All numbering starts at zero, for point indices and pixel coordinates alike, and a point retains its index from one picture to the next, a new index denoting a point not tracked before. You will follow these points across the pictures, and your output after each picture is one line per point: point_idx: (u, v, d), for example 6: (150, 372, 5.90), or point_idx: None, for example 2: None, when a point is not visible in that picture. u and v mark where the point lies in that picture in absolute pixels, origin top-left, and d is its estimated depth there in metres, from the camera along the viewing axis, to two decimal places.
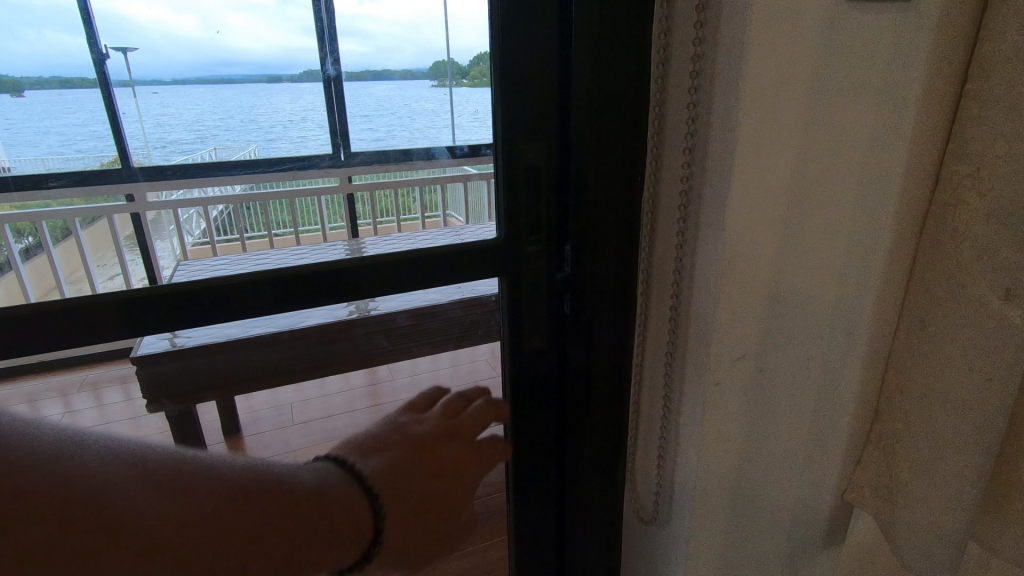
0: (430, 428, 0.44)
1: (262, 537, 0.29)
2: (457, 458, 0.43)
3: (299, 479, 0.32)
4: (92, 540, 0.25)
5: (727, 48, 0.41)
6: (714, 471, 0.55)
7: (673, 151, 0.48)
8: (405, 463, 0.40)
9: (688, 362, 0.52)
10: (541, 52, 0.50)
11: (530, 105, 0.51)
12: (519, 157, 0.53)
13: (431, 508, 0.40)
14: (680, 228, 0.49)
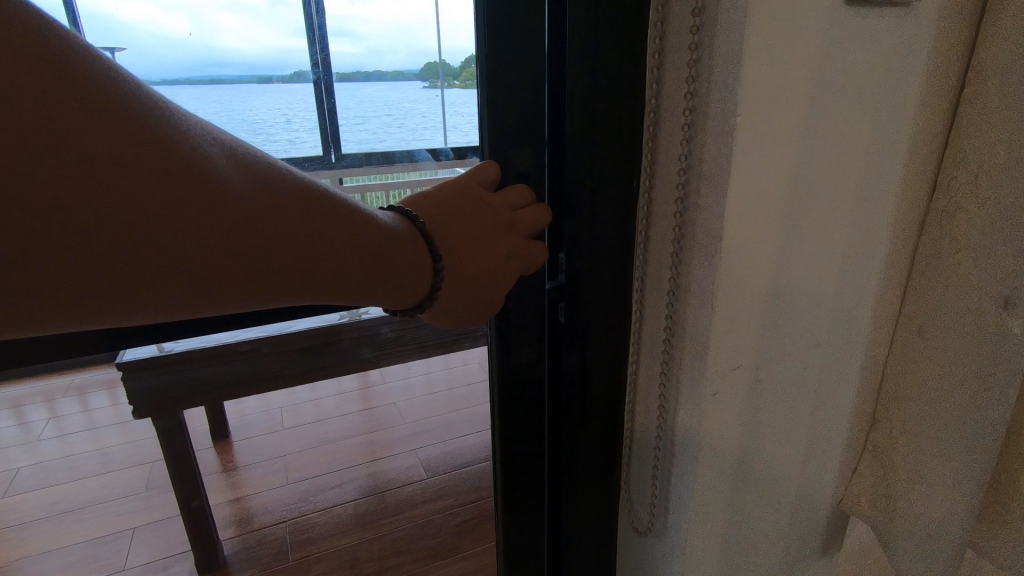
0: (502, 206, 0.50)
1: (353, 256, 0.41)
2: (518, 242, 0.51)
3: (379, 222, 0.43)
4: (210, 202, 0.33)
5: (724, 54, 0.40)
6: (710, 481, 0.54)
7: (668, 157, 0.47)
8: (488, 241, 0.49)
9: (683, 372, 0.51)
10: (531, 57, 0.49)
11: (520, 110, 0.50)
12: (507, 162, 0.52)
13: (491, 274, 0.50)
14: (676, 236, 0.48)
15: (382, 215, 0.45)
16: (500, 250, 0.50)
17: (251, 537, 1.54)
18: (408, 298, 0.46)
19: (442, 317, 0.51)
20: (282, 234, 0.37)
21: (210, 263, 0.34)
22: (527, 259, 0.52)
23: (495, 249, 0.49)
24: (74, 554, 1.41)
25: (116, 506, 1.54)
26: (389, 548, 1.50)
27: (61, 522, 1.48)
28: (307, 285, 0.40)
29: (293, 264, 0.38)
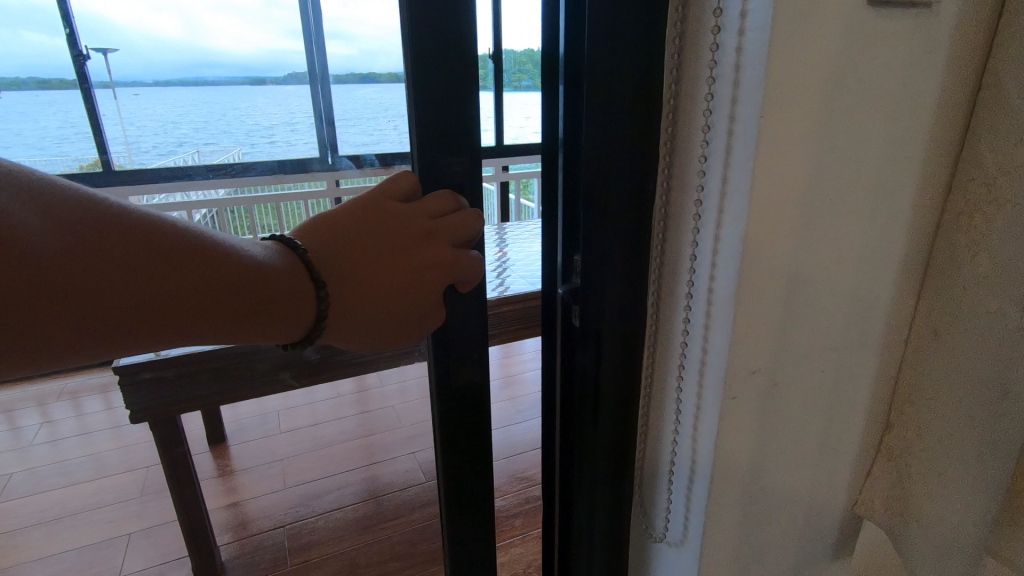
0: (422, 216, 0.49)
1: (224, 305, 0.37)
2: (446, 251, 0.50)
3: (240, 257, 0.38)
4: (26, 275, 0.30)
5: (747, 51, 0.40)
6: (728, 484, 0.54)
7: (688, 157, 0.47)
8: (406, 256, 0.48)
9: (701, 375, 0.50)
10: (459, 56, 0.48)
11: (451, 112, 0.49)
12: (441, 173, 0.51)
13: (419, 288, 0.49)
14: (695, 237, 0.48)
15: (249, 248, 0.40)
16: (426, 262, 0.49)
17: (248, 543, 1.63)
18: (300, 333, 0.44)
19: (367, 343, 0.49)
20: (125, 297, 0.33)
21: (36, 338, 0.31)
22: (457, 270, 0.51)
23: (415, 262, 0.49)
24: (65, 560, 1.54)
25: (108, 513, 1.68)
26: (387, 552, 1.60)
27: (52, 528, 1.62)
28: (162, 338, 0.36)
29: (148, 323, 0.35)
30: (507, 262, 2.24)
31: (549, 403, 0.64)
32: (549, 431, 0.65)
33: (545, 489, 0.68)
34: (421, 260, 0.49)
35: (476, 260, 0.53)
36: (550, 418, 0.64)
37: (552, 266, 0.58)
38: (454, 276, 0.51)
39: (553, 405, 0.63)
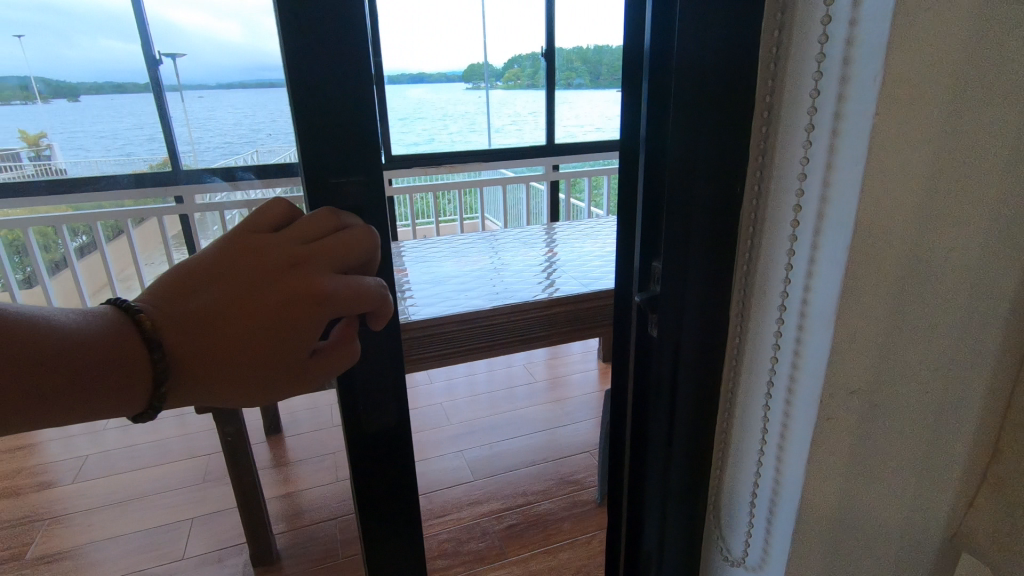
0: (288, 242, 0.43)
1: (21, 387, 0.34)
2: (322, 277, 0.43)
3: (39, 331, 0.35)
4: None
5: (863, 47, 0.36)
6: (819, 509, 0.50)
7: (786, 159, 0.43)
8: (270, 290, 0.42)
9: (795, 392, 0.47)
10: (347, 70, 0.46)
11: (343, 134, 0.47)
12: (335, 195, 0.49)
13: (293, 324, 0.42)
14: (792, 246, 0.44)
15: (61, 317, 0.37)
16: (295, 295, 0.42)
17: (300, 534, 1.75)
18: (146, 400, 0.39)
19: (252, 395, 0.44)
20: None
21: None
22: (343, 298, 0.43)
23: (279, 295, 0.42)
24: (135, 541, 1.72)
25: (173, 498, 1.86)
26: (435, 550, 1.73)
27: (124, 510, 1.82)
28: None
29: None
30: (558, 263, 2.22)
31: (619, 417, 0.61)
32: (618, 446, 0.62)
33: (610, 506, 0.65)
34: (286, 290, 0.42)
35: (372, 285, 0.46)
36: (620, 432, 0.61)
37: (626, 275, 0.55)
38: (341, 305, 0.43)
39: (623, 419, 0.60)
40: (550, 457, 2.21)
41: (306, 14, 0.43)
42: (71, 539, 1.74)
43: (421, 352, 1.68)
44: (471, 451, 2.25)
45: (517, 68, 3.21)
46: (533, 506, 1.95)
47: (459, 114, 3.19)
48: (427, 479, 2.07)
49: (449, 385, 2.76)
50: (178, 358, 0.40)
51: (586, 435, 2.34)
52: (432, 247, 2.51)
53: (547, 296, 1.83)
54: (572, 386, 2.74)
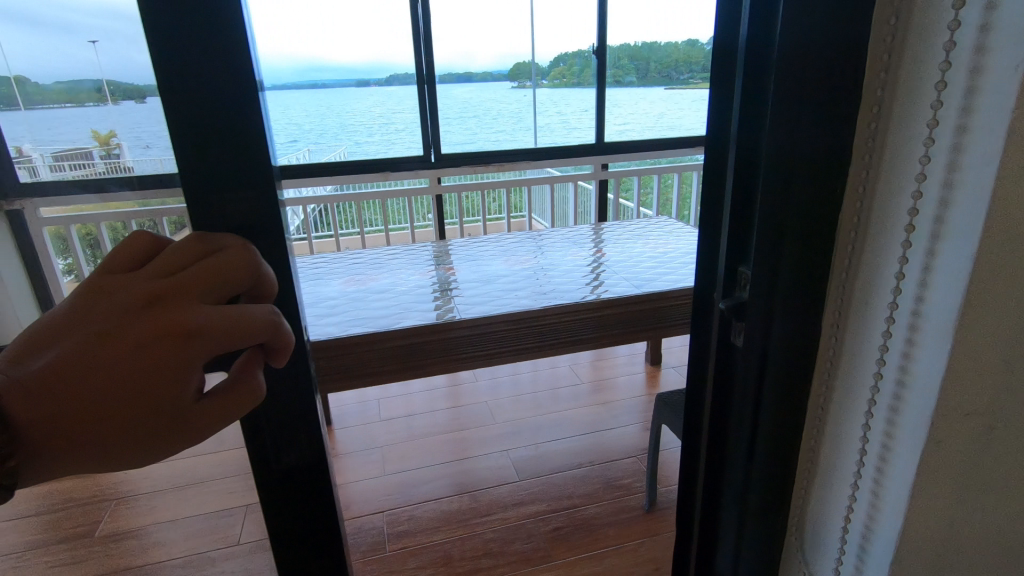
0: (148, 276, 0.37)
1: None
2: (191, 310, 0.36)
3: None
4: None
5: (1001, 36, 0.33)
6: (924, 538, 0.46)
7: (900, 159, 0.40)
8: (130, 332, 0.35)
9: (901, 411, 0.43)
10: (226, 71, 0.42)
11: (221, 147, 0.44)
12: (220, 211, 0.46)
13: (159, 368, 0.35)
14: (904, 253, 0.41)
15: None
16: (157, 333, 0.35)
17: (351, 524, 1.86)
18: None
19: (133, 458, 0.36)
20: None
21: None
22: (221, 330, 0.36)
23: (138, 337, 0.35)
24: (195, 525, 1.81)
25: (230, 485, 1.97)
26: (481, 549, 1.76)
27: (185, 495, 1.94)
28: None
29: None
30: (608, 264, 2.18)
31: (693, 429, 0.59)
32: (692, 460, 0.60)
33: (680, 518, 0.64)
34: (148, 330, 0.35)
35: (262, 313, 0.39)
36: (694, 446, 0.59)
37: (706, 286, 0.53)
38: (219, 337, 0.36)
39: (698, 433, 0.57)
40: (596, 461, 2.18)
41: (170, 21, 0.40)
42: (137, 519, 1.86)
43: (470, 351, 1.68)
44: (516, 451, 2.24)
45: (564, 67, 3.17)
46: (580, 509, 1.92)
47: (504, 114, 3.15)
48: (472, 478, 2.08)
49: (494, 384, 2.77)
50: (28, 427, 0.33)
51: (632, 440, 2.30)
52: (480, 246, 2.51)
53: (597, 298, 1.80)
54: (618, 389, 2.69)
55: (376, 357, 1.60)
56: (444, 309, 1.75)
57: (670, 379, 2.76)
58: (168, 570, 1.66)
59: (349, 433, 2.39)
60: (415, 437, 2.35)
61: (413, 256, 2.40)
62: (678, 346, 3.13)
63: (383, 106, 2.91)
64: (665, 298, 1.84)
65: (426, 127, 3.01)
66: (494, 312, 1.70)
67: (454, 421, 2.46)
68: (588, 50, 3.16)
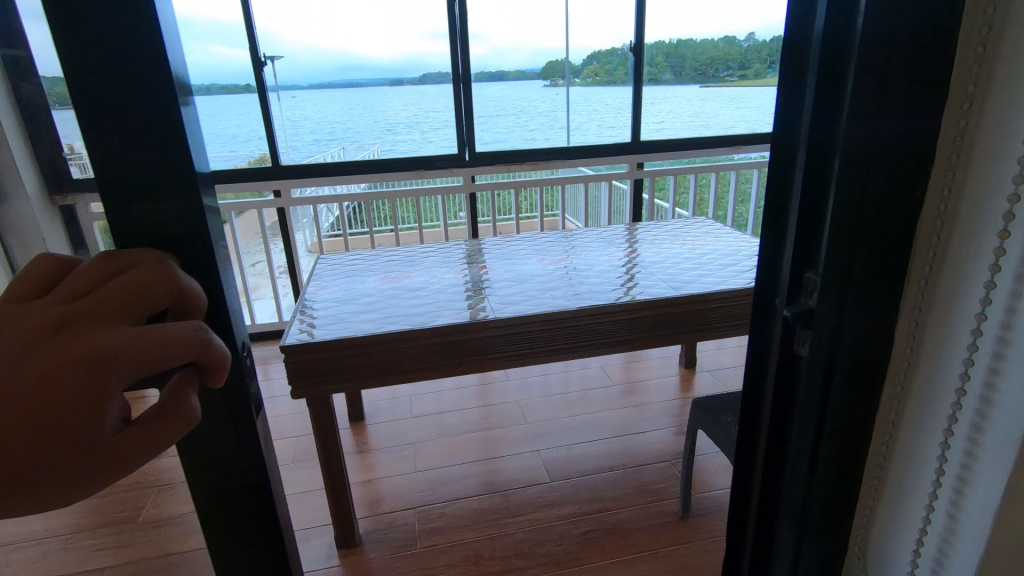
0: (54, 300, 0.34)
1: None
2: (107, 331, 0.34)
3: None
4: None
5: None
6: (1006, 566, 0.43)
7: (992, 160, 0.37)
8: (37, 360, 0.32)
9: (985, 431, 0.41)
10: (149, 63, 0.38)
11: (137, 153, 0.40)
12: (146, 222, 0.42)
13: (73, 407, 0.32)
14: (996, 261, 0.38)
15: None
16: (69, 359, 0.32)
17: (382, 519, 1.87)
18: None
19: (56, 496, 0.34)
20: None
21: None
22: (144, 350, 0.34)
23: (48, 365, 0.32)
24: None
25: None
26: (511, 549, 1.75)
27: None
28: None
29: None
30: (643, 264, 2.14)
31: (750, 438, 0.57)
32: (748, 469, 0.58)
33: (733, 526, 0.62)
34: (58, 357, 0.32)
35: (187, 331, 0.37)
36: (751, 456, 0.57)
37: (767, 290, 0.50)
38: (138, 364, 0.34)
39: (757, 444, 0.55)
40: (628, 464, 2.14)
41: (79, 14, 0.37)
42: (177, 506, 1.91)
43: (503, 351, 1.68)
44: (547, 451, 2.23)
45: (596, 65, 3.10)
46: (611, 513, 1.90)
47: (539, 111, 3.11)
48: (502, 477, 2.07)
49: (524, 384, 2.76)
50: None
51: (665, 443, 2.26)
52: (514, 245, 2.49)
53: (632, 299, 1.77)
54: (650, 391, 2.65)
55: (411, 354, 1.61)
56: (476, 308, 1.74)
57: (704, 382, 2.70)
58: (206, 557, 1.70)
59: (380, 428, 2.42)
60: (445, 434, 2.35)
61: (446, 255, 2.40)
62: (713, 349, 3.07)
63: (417, 105, 2.94)
64: (703, 300, 1.80)
65: (461, 125, 3.00)
66: (529, 312, 1.69)
67: (484, 419, 2.46)
68: (626, 47, 3.10)
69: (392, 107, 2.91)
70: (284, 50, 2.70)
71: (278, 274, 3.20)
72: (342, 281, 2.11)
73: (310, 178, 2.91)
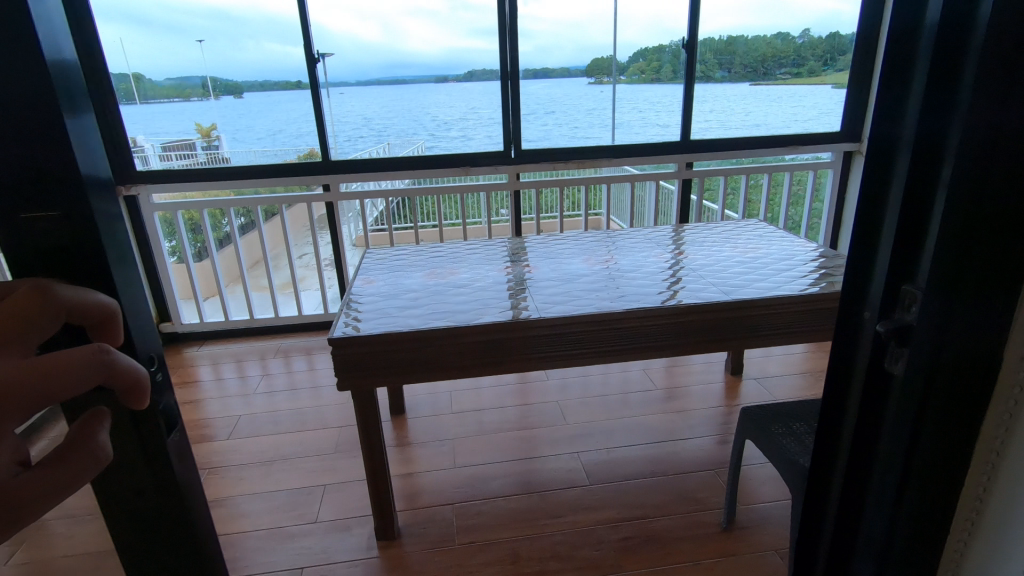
0: None
1: None
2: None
3: None
4: None
5: None
6: None
7: None
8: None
9: None
10: (23, 71, 0.42)
11: (6, 158, 0.44)
12: (26, 230, 0.46)
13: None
14: None
15: None
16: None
17: (421, 513, 1.89)
18: None
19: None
20: None
21: None
22: (37, 380, 0.38)
23: None
24: (277, 499, 1.92)
25: (310, 465, 2.08)
26: (549, 550, 1.73)
27: (269, 469, 2.06)
28: None
29: None
30: (691, 267, 2.08)
31: (828, 451, 0.54)
32: (824, 483, 0.55)
33: (806, 539, 0.60)
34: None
35: (82, 354, 0.42)
36: (829, 470, 0.54)
37: (852, 302, 0.48)
38: (29, 395, 0.37)
39: (836, 458, 0.53)
40: (668, 471, 2.09)
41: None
42: (225, 488, 1.98)
43: (546, 351, 1.66)
44: (586, 454, 2.20)
45: (643, 62, 3.01)
46: (651, 520, 1.85)
47: (583, 109, 3.04)
48: (539, 478, 2.06)
49: (562, 385, 2.73)
50: None
51: (708, 452, 2.19)
52: (558, 244, 2.46)
53: (679, 303, 1.72)
54: (693, 397, 2.58)
55: (455, 351, 1.61)
56: (519, 308, 1.72)
57: (751, 390, 2.61)
58: (252, 539, 1.75)
59: (420, 423, 2.44)
60: (483, 432, 2.35)
61: (489, 252, 2.39)
62: (761, 356, 2.96)
63: (461, 102, 2.94)
64: (756, 306, 1.73)
65: (507, 123, 2.98)
66: (574, 312, 1.66)
67: (522, 418, 2.45)
68: (678, 42, 3.00)
69: (438, 104, 2.94)
70: (334, 46, 2.74)
71: (324, 267, 3.27)
72: (387, 276, 2.13)
73: (357, 173, 2.95)
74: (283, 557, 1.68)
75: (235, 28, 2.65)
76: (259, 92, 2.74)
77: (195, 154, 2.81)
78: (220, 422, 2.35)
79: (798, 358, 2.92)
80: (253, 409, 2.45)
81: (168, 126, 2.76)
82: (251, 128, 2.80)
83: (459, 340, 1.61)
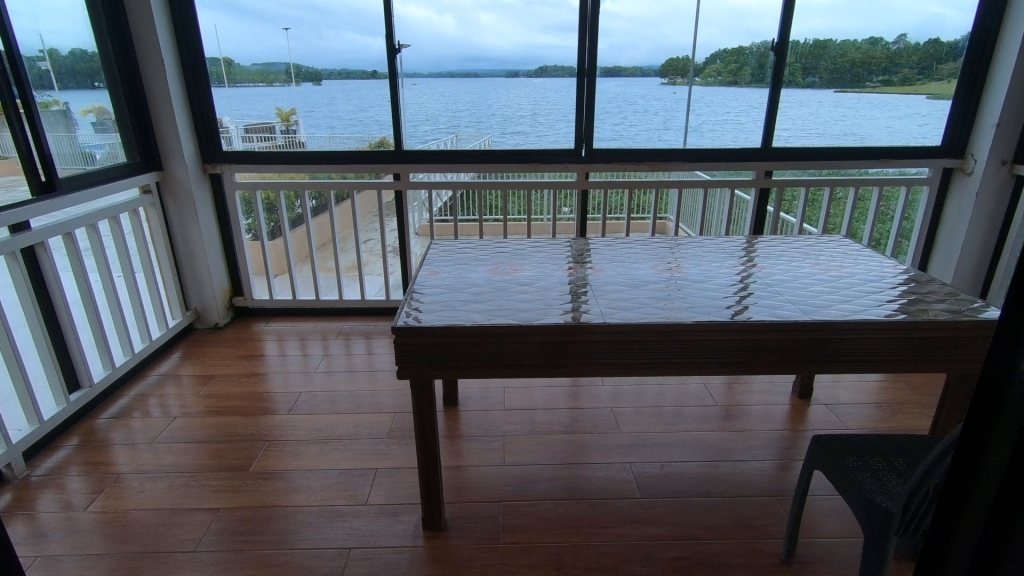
0: None
1: None
2: None
3: None
4: None
5: None
6: None
7: None
8: None
9: None
10: None
11: None
12: None
13: None
14: None
15: None
16: None
17: (468, 507, 1.89)
18: None
19: None
20: None
21: None
22: None
23: None
24: (330, 478, 1.96)
25: (362, 448, 2.12)
26: (596, 561, 1.69)
27: (324, 448, 2.12)
28: None
29: None
30: (766, 282, 1.97)
31: (955, 501, 0.47)
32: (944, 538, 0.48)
33: None
34: None
35: None
36: (955, 524, 0.47)
37: None
38: None
39: (966, 512, 0.45)
40: (724, 493, 2.00)
41: None
42: (282, 461, 2.05)
43: (608, 358, 1.61)
44: (638, 465, 2.13)
45: (721, 64, 2.86)
46: (704, 542, 1.77)
47: (656, 109, 2.94)
48: (588, 485, 2.01)
49: (617, 392, 2.67)
50: None
51: (768, 477, 2.08)
52: (624, 248, 2.41)
53: (751, 319, 1.63)
54: (754, 418, 2.45)
55: (515, 349, 1.59)
56: (580, 311, 1.69)
57: (819, 416, 2.46)
58: (304, 514, 1.80)
59: (470, 416, 2.44)
60: (534, 432, 2.33)
61: (554, 251, 2.37)
62: (830, 381, 2.79)
63: (532, 98, 2.90)
64: (839, 329, 1.61)
65: (580, 120, 2.93)
66: (638, 320, 1.61)
67: (574, 422, 2.41)
68: (767, 44, 2.84)
69: (509, 99, 2.91)
70: (411, 37, 2.77)
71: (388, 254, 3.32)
72: (451, 268, 2.14)
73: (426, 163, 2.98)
74: (332, 536, 1.72)
75: (318, 17, 2.74)
76: (337, 80, 2.81)
77: (274, 137, 2.91)
78: (281, 398, 2.44)
79: (872, 386, 2.72)
80: (311, 388, 2.53)
81: (248, 110, 2.86)
82: (327, 115, 2.87)
83: (520, 340, 1.59)
